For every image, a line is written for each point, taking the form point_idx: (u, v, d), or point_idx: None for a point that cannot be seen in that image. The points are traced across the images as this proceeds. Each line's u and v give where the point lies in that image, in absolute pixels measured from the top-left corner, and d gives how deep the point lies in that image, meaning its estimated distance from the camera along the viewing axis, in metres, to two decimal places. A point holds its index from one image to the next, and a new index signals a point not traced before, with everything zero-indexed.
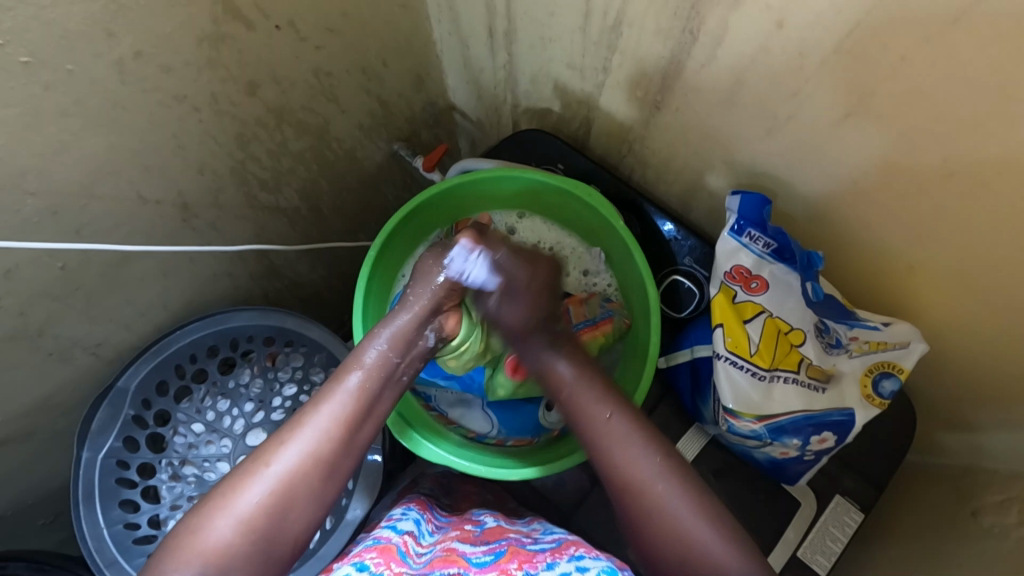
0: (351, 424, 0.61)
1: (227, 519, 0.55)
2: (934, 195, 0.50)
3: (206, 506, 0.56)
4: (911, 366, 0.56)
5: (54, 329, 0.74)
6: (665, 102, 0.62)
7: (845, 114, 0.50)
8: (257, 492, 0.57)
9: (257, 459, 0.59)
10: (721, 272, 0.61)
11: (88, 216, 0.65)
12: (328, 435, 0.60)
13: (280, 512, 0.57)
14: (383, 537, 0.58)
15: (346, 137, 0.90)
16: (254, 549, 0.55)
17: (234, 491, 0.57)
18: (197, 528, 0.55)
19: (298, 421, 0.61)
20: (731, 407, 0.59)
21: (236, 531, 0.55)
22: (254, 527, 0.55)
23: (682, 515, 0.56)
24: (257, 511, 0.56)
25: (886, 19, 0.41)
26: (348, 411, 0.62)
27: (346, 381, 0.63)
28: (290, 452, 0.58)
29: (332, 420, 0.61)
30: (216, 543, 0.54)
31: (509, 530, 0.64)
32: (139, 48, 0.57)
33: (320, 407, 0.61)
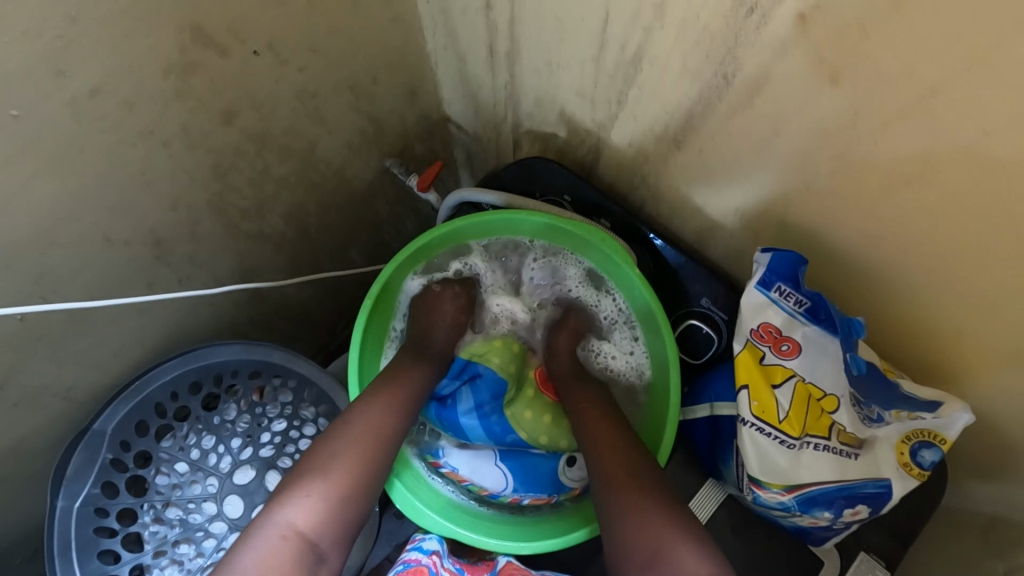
0: (409, 413, 0.68)
1: (331, 491, 0.58)
2: (992, 266, 0.44)
3: (297, 483, 0.58)
4: (953, 437, 0.51)
5: (18, 378, 0.68)
6: (687, 141, 0.56)
7: (902, 178, 0.44)
8: (360, 467, 0.61)
9: (338, 438, 0.62)
10: (746, 329, 0.56)
11: (46, 266, 0.59)
12: (403, 422, 0.67)
13: (370, 492, 0.61)
14: (412, 560, 0.64)
15: (335, 157, 0.84)
16: (347, 522, 0.58)
17: (337, 464, 0.60)
18: (308, 495, 0.57)
19: (366, 408, 0.65)
20: (758, 477, 0.54)
21: (337, 502, 0.58)
22: (354, 497, 0.59)
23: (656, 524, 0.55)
24: (358, 483, 0.60)
25: (955, 82, 0.36)
26: (411, 405, 0.68)
27: (406, 380, 0.70)
28: (381, 433, 0.64)
29: (404, 410, 0.67)
30: (326, 511, 0.57)
31: (518, 569, 0.67)
32: (95, 86, 0.50)
33: (396, 399, 0.67)
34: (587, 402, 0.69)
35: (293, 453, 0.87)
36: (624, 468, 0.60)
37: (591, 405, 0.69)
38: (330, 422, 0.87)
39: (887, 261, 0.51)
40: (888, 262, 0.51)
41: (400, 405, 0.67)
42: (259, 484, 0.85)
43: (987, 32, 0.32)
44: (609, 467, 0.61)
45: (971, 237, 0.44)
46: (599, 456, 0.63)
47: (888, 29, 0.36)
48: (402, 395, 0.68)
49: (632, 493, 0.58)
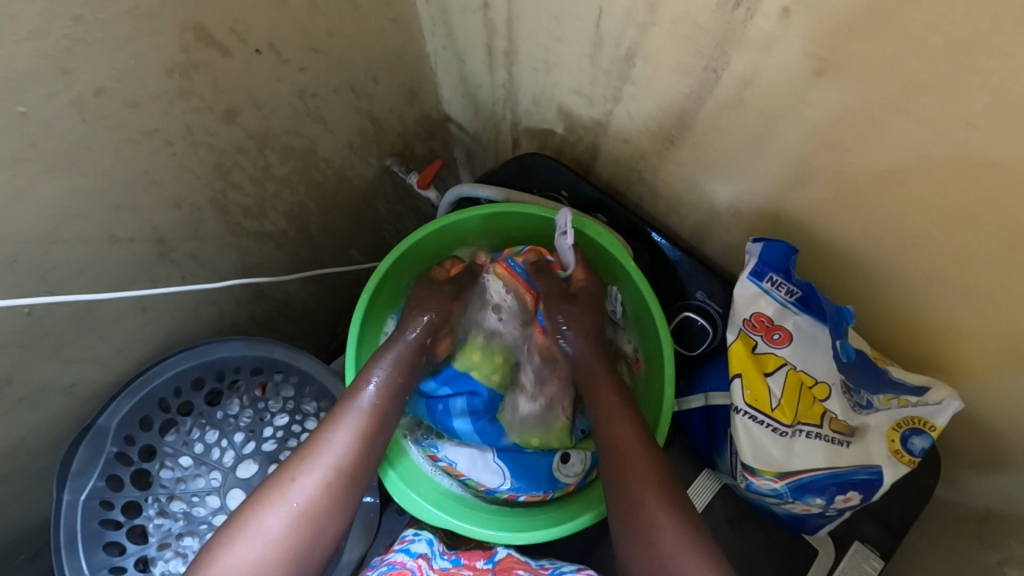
0: (367, 436, 0.65)
1: (253, 538, 0.57)
2: (979, 255, 0.45)
3: (235, 524, 0.58)
4: (942, 424, 0.52)
5: (25, 373, 0.69)
6: (681, 137, 0.57)
7: (889, 168, 0.45)
8: (285, 510, 0.59)
9: (283, 473, 0.61)
10: (740, 319, 0.57)
11: (53, 262, 0.60)
12: (349, 448, 0.63)
13: (305, 530, 0.59)
14: (397, 563, 0.64)
15: (335, 156, 0.85)
16: (284, 563, 0.58)
17: (260, 512, 0.59)
18: (228, 547, 0.57)
19: (317, 438, 0.64)
20: (750, 464, 0.55)
21: (260, 550, 0.57)
22: (282, 541, 0.58)
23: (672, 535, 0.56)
24: (284, 527, 0.58)
25: (938, 75, 0.37)
26: (362, 426, 0.65)
27: (358, 400, 0.66)
28: (314, 468, 0.61)
29: (352, 434, 0.64)
30: (248, 561, 0.56)
31: (518, 563, 0.67)
32: (101, 85, 0.51)
33: (338, 427, 0.64)
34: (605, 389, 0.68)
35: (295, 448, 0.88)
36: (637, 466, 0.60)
37: (610, 395, 0.67)
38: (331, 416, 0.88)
39: (878, 253, 0.52)
40: (878, 254, 0.52)
41: (348, 430, 0.64)
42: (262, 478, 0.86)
43: (965, 25, 0.33)
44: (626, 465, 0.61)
45: (958, 226, 0.45)
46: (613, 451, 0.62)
47: (872, 23, 0.37)
48: (348, 419, 0.65)
49: (641, 499, 0.58)
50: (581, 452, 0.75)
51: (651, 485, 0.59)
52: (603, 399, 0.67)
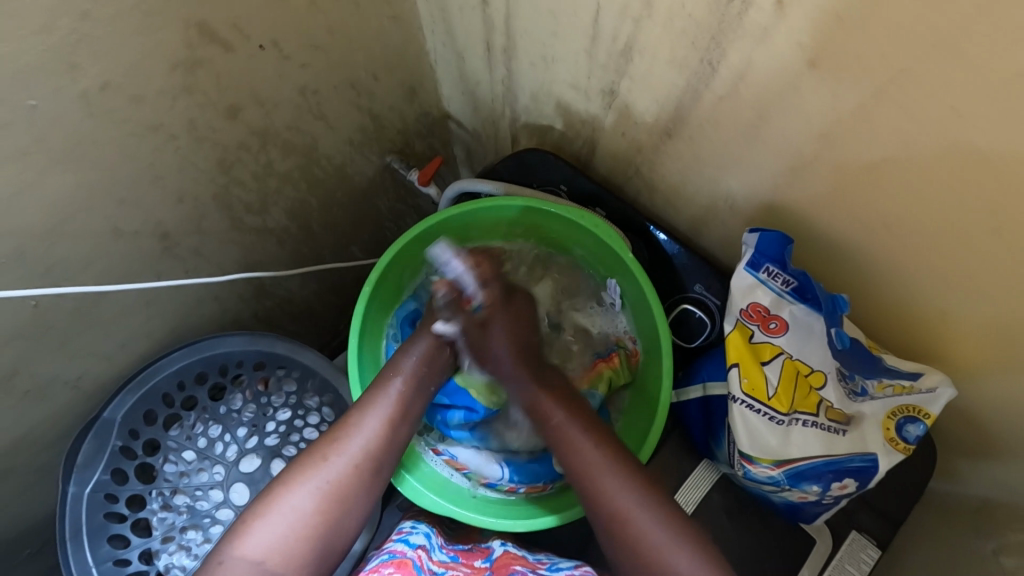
0: (394, 423, 0.65)
1: (282, 514, 0.57)
2: (970, 242, 0.46)
3: (263, 501, 0.58)
4: (937, 412, 0.53)
5: (30, 367, 0.70)
6: (678, 130, 0.58)
7: (880, 157, 0.45)
8: (314, 488, 0.59)
9: (312, 454, 0.61)
10: (736, 310, 0.58)
11: (59, 256, 0.61)
12: (378, 433, 0.64)
13: (332, 511, 0.59)
14: (398, 551, 0.62)
15: (335, 153, 0.85)
16: (312, 540, 0.57)
17: (290, 488, 0.59)
18: (258, 521, 0.57)
19: (347, 422, 0.64)
20: (747, 452, 0.56)
21: (289, 527, 0.57)
22: (311, 519, 0.58)
23: (670, 547, 0.55)
24: (313, 505, 0.58)
25: (927, 63, 0.37)
26: (391, 414, 0.65)
27: (388, 387, 0.67)
28: (344, 450, 0.62)
29: (382, 420, 0.64)
30: (277, 536, 0.56)
31: (515, 559, 0.66)
32: (107, 79, 0.52)
33: (368, 412, 0.64)
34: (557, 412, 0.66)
35: (297, 442, 0.89)
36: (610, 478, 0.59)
37: (571, 411, 0.65)
38: (333, 411, 0.89)
39: (872, 243, 0.53)
40: (872, 244, 0.53)
41: (378, 415, 0.65)
42: (265, 472, 0.87)
43: (951, 15, 0.34)
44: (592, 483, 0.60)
45: (950, 215, 0.45)
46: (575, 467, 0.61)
47: (861, 15, 0.37)
48: (378, 405, 0.65)
49: (625, 510, 0.57)
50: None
51: (630, 493, 0.58)
52: (567, 413, 0.65)
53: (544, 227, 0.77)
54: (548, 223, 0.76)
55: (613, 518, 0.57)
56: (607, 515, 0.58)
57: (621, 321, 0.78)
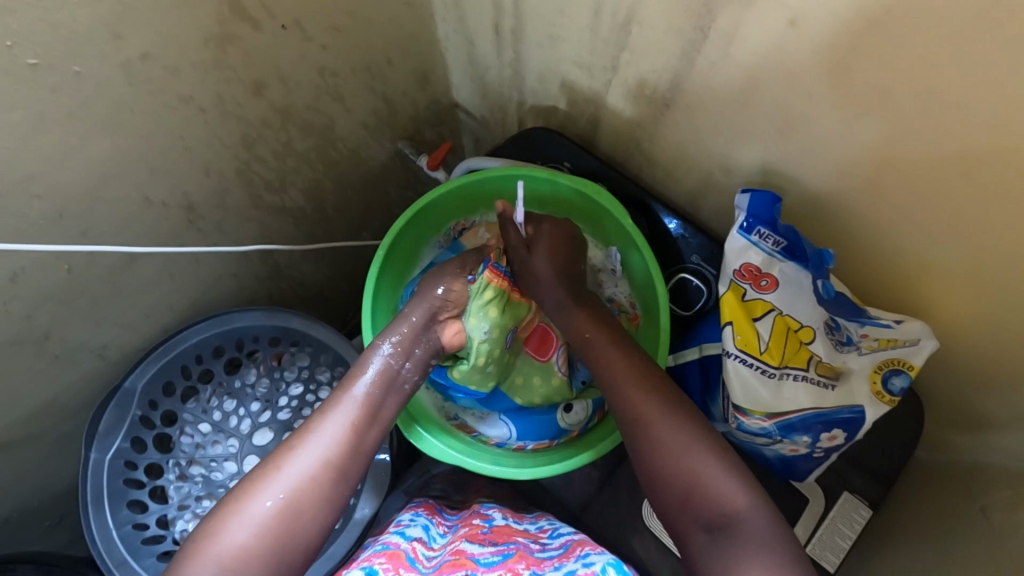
0: (359, 427, 0.61)
1: (238, 527, 0.54)
2: (947, 193, 0.49)
3: (218, 515, 0.55)
4: (920, 363, 0.56)
5: (61, 331, 0.74)
6: (675, 101, 0.62)
7: (858, 113, 0.49)
8: (273, 494, 0.56)
9: (270, 464, 0.58)
10: (730, 270, 0.61)
11: (94, 219, 0.65)
12: (340, 437, 0.60)
13: (289, 520, 0.55)
14: (392, 543, 0.60)
15: (350, 136, 0.90)
16: (267, 557, 0.53)
17: (246, 498, 0.55)
18: (211, 534, 0.54)
19: (308, 428, 0.61)
20: (741, 405, 0.59)
21: (243, 539, 0.53)
22: (268, 531, 0.54)
23: (687, 449, 0.56)
24: (269, 515, 0.55)
25: (900, 17, 0.41)
26: (356, 416, 0.62)
27: (353, 389, 0.64)
28: (304, 454, 0.58)
29: (345, 423, 0.61)
30: (229, 551, 0.53)
31: (517, 530, 0.65)
32: (146, 50, 0.56)
33: (329, 416, 0.61)
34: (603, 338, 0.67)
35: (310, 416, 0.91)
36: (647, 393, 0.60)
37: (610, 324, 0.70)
38: None
39: (860, 205, 0.56)
40: (860, 204, 0.56)
41: (339, 420, 0.61)
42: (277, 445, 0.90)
43: None
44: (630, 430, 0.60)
45: (927, 170, 0.49)
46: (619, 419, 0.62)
47: None
48: (341, 406, 0.62)
49: (648, 415, 0.59)
50: (581, 401, 0.78)
51: (653, 400, 0.60)
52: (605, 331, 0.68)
53: (542, 197, 0.81)
54: (550, 196, 0.80)
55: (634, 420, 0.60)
56: (630, 419, 0.60)
57: (615, 287, 0.81)
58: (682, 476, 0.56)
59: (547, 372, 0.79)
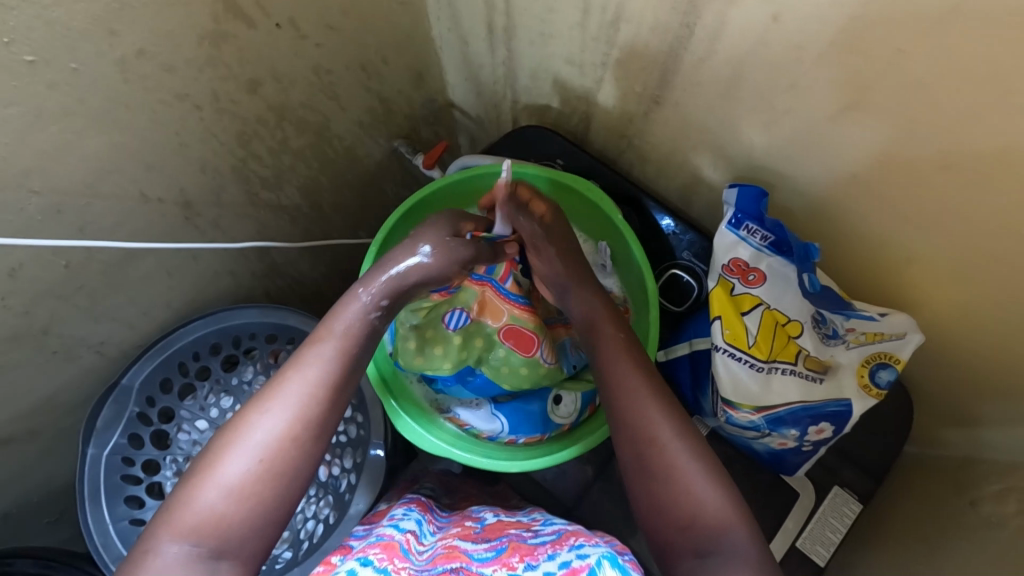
0: (332, 385, 0.59)
1: (213, 492, 0.52)
2: (931, 187, 0.50)
3: (189, 481, 0.53)
4: (907, 357, 0.58)
5: (59, 327, 0.75)
6: (664, 97, 0.62)
7: (842, 107, 0.50)
8: (247, 459, 0.53)
9: (239, 426, 0.55)
10: (719, 265, 0.62)
11: (91, 215, 0.66)
12: (313, 396, 0.57)
13: (268, 482, 0.53)
14: (386, 535, 0.60)
15: (346, 134, 0.91)
16: (248, 520, 0.52)
17: (220, 463, 0.53)
18: (185, 502, 0.51)
19: (276, 387, 0.57)
20: (730, 399, 0.60)
21: (220, 506, 0.51)
22: (246, 496, 0.52)
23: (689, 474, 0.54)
24: (245, 479, 0.52)
25: (880, 12, 0.41)
26: (328, 373, 0.59)
27: (321, 345, 0.61)
28: (277, 416, 0.55)
29: (320, 381, 0.58)
30: (204, 519, 0.51)
31: (509, 524, 0.65)
32: (141, 47, 0.57)
33: (299, 375, 0.58)
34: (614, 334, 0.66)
35: None
36: (657, 410, 0.59)
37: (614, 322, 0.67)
38: None
39: (848, 198, 0.57)
40: (848, 198, 0.57)
41: (311, 378, 0.58)
42: None
43: None
44: (624, 431, 0.59)
45: (910, 163, 0.50)
46: (614, 416, 0.61)
47: None
48: (314, 365, 0.59)
49: (663, 439, 0.57)
50: (572, 393, 0.78)
51: (671, 425, 0.58)
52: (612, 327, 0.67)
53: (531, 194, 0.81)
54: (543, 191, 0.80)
55: (638, 438, 0.58)
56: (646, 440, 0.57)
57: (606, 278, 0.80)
58: (682, 500, 0.53)
59: (534, 364, 0.78)
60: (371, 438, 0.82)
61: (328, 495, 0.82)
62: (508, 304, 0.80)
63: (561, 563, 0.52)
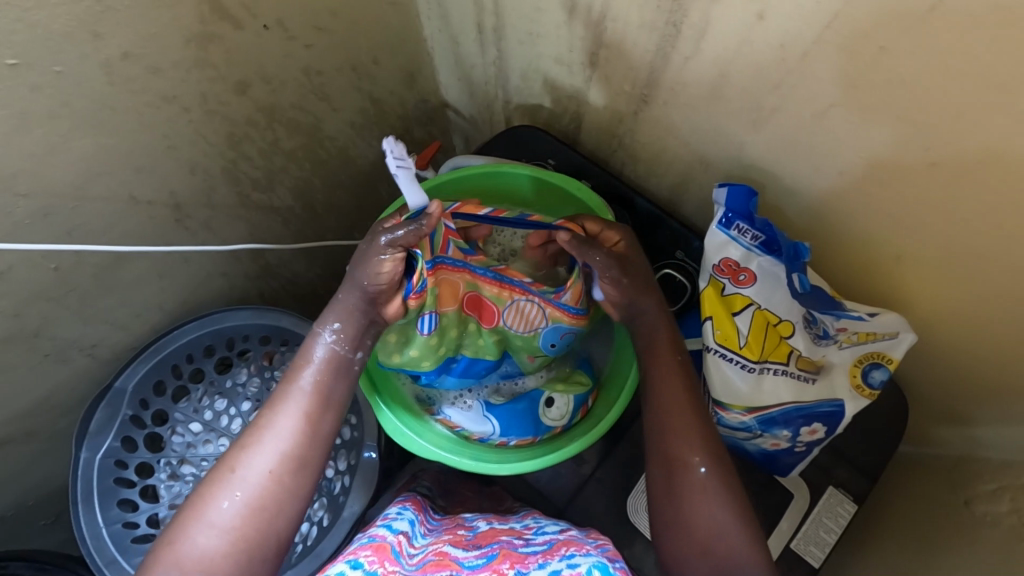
0: (312, 419, 0.60)
1: (203, 533, 0.54)
2: (921, 185, 0.50)
3: (180, 521, 0.55)
4: (899, 357, 0.57)
5: (50, 330, 0.75)
6: (653, 96, 0.62)
7: (831, 105, 0.49)
8: (231, 498, 0.55)
9: (226, 465, 0.57)
10: (710, 264, 0.62)
11: (80, 218, 0.66)
12: (293, 432, 0.58)
13: (257, 520, 0.55)
14: (378, 536, 0.59)
15: (338, 135, 0.90)
16: (238, 557, 0.54)
17: (203, 505, 0.55)
18: (171, 542, 0.54)
19: (258, 425, 0.59)
20: (721, 400, 0.61)
21: (211, 545, 0.53)
22: (231, 535, 0.54)
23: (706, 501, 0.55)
24: (233, 518, 0.54)
25: (865, 9, 0.41)
26: (306, 406, 0.60)
27: (298, 380, 0.61)
28: (257, 457, 0.57)
29: (296, 417, 0.59)
30: (195, 558, 0.53)
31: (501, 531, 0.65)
32: (126, 49, 0.57)
33: (279, 412, 0.59)
34: (662, 347, 0.63)
35: None
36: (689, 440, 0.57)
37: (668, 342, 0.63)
38: None
39: (839, 197, 0.56)
40: (839, 197, 0.56)
41: (292, 414, 0.59)
42: None
43: None
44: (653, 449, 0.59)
45: (899, 161, 0.49)
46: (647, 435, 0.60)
47: None
48: (290, 402, 0.60)
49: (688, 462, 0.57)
50: (564, 396, 0.78)
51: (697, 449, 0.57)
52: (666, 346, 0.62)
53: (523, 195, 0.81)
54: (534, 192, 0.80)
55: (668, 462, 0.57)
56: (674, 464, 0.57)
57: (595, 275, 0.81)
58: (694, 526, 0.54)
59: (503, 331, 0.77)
60: (365, 440, 0.81)
61: (322, 497, 0.81)
62: (461, 274, 0.73)
63: (552, 572, 0.51)
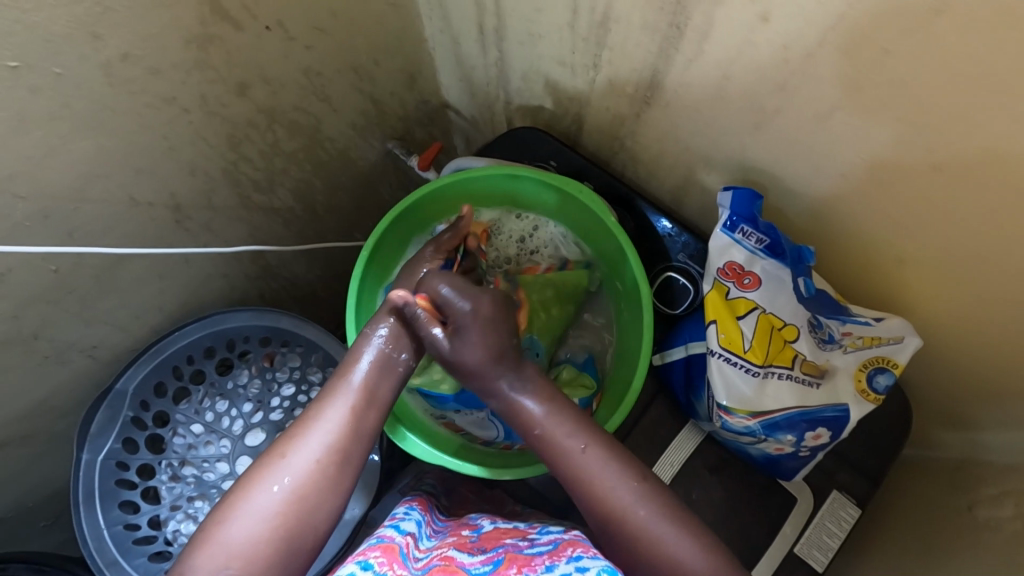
0: (358, 414, 0.60)
1: (247, 518, 0.53)
2: (926, 187, 0.49)
3: (225, 504, 0.55)
4: (904, 361, 0.58)
5: (49, 332, 0.74)
6: (655, 98, 0.61)
7: (836, 107, 0.49)
8: (277, 485, 0.55)
9: (275, 453, 0.57)
10: (714, 268, 0.62)
11: (80, 220, 0.65)
12: (340, 424, 0.59)
13: (300, 509, 0.55)
14: (386, 536, 0.59)
15: (338, 136, 0.90)
16: (279, 546, 0.53)
17: (250, 488, 0.55)
18: (216, 524, 0.53)
19: (308, 416, 0.59)
20: (725, 404, 0.59)
21: (254, 530, 0.53)
22: (275, 522, 0.54)
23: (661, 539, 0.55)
24: (278, 505, 0.54)
25: (873, 10, 0.40)
26: (355, 402, 0.60)
27: (348, 376, 0.61)
28: (305, 447, 0.57)
29: (345, 411, 0.59)
30: (239, 543, 0.52)
31: (506, 532, 0.64)
32: (126, 50, 0.56)
33: (328, 404, 0.59)
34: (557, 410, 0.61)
35: None
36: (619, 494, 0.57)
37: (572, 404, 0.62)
38: None
39: (843, 200, 0.56)
40: (843, 199, 0.56)
41: (340, 408, 0.59)
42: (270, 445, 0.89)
43: None
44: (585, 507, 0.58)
45: (905, 164, 0.49)
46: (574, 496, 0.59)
47: None
48: (340, 395, 0.60)
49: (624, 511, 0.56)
50: None
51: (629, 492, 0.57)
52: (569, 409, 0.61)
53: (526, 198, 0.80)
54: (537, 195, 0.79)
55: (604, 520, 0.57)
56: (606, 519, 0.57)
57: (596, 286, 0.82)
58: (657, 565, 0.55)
59: None
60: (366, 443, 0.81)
61: None
62: None
63: None
